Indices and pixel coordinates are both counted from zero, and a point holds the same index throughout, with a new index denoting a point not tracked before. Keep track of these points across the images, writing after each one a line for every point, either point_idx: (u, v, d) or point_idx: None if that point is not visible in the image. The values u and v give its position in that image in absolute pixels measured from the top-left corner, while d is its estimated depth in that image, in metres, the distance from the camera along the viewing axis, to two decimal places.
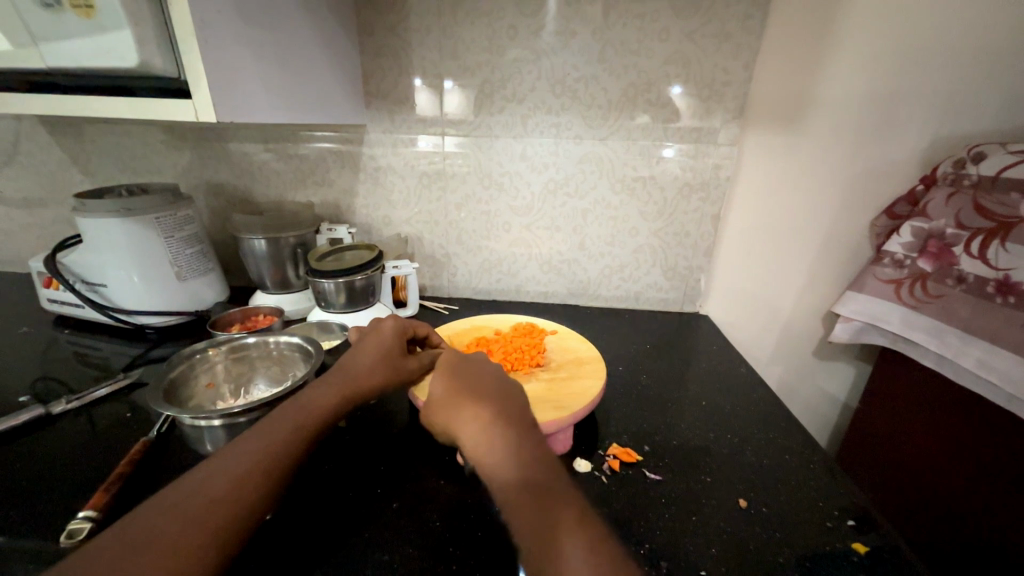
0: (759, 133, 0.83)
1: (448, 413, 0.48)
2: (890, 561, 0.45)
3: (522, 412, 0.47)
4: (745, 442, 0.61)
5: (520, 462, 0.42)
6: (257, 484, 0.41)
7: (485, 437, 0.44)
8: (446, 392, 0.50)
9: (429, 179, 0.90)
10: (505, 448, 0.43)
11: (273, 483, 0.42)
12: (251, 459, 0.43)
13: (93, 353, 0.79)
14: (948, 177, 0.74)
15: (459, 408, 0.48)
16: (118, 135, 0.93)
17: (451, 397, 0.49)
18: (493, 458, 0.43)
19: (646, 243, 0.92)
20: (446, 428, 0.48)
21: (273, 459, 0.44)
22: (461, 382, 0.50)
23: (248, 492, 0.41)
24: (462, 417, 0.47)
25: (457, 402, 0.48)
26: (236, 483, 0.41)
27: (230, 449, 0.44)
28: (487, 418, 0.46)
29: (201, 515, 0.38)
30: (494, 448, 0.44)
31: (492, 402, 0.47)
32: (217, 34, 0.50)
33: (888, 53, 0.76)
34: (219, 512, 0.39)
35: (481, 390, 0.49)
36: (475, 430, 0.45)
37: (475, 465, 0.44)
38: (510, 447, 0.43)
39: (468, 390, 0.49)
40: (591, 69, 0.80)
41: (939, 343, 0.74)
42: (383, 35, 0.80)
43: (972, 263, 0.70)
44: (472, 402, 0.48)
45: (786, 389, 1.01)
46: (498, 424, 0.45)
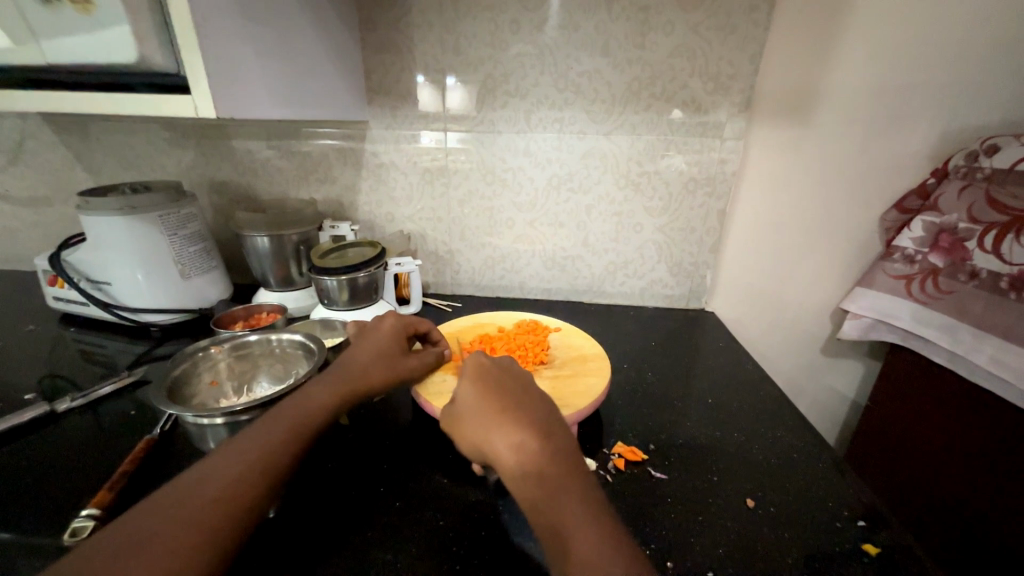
0: (766, 127, 0.82)
1: (481, 425, 0.46)
2: (901, 562, 0.44)
3: (557, 426, 0.45)
4: (753, 440, 0.60)
5: (561, 480, 0.40)
6: (255, 481, 0.41)
7: (522, 454, 0.42)
8: (477, 403, 0.48)
9: (431, 176, 0.89)
10: (544, 465, 0.41)
11: (272, 480, 0.42)
12: (249, 457, 0.43)
13: (98, 351, 0.79)
14: (961, 170, 0.72)
15: (484, 415, 0.46)
16: (122, 133, 0.93)
17: (484, 408, 0.47)
18: (530, 476, 0.41)
19: (651, 239, 0.91)
20: (476, 440, 0.46)
21: (272, 456, 0.44)
22: (495, 392, 0.48)
23: (247, 489, 0.41)
24: (496, 430, 0.44)
25: (490, 415, 0.46)
26: (233, 481, 0.41)
27: (228, 448, 0.44)
28: (524, 431, 0.44)
29: (200, 513, 0.38)
30: (532, 464, 0.42)
31: (527, 415, 0.45)
32: (217, 29, 0.50)
33: (899, 44, 0.74)
34: (216, 509, 0.38)
35: (514, 402, 0.47)
36: (511, 445, 0.43)
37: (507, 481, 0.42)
38: (549, 464, 0.41)
39: (502, 401, 0.47)
40: (595, 63, 0.79)
41: (951, 339, 0.72)
42: (385, 30, 0.79)
43: (985, 258, 0.69)
44: (507, 415, 0.45)
45: (793, 386, 1.00)
46: (536, 439, 0.43)
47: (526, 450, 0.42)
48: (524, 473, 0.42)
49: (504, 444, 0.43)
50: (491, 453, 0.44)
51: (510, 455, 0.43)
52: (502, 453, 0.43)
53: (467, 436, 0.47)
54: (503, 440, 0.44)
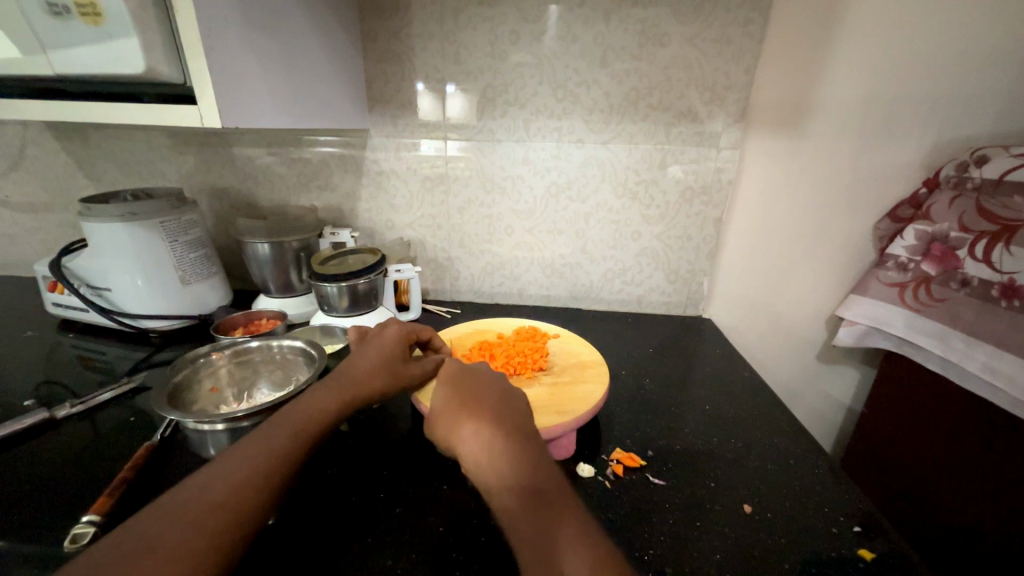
0: (761, 137, 0.83)
1: (447, 421, 0.50)
2: (896, 568, 0.44)
3: (518, 420, 0.48)
4: (750, 447, 0.60)
5: (512, 468, 0.43)
6: (258, 489, 0.41)
7: (479, 445, 0.46)
8: (445, 402, 0.52)
9: (431, 183, 0.90)
10: (497, 455, 0.45)
11: (275, 489, 0.42)
12: (251, 463, 0.43)
13: (97, 358, 0.79)
14: (951, 180, 0.74)
15: (453, 415, 0.50)
16: (124, 140, 0.94)
17: (450, 405, 0.51)
18: (486, 464, 0.44)
19: (649, 246, 0.91)
20: (449, 440, 0.49)
21: (272, 461, 0.44)
22: (461, 391, 0.52)
23: (249, 497, 0.41)
24: (457, 424, 0.49)
25: (459, 415, 0.49)
26: (237, 488, 0.41)
27: (230, 454, 0.44)
28: (482, 424, 0.47)
29: (203, 519, 0.38)
30: (488, 454, 0.45)
31: (487, 411, 0.49)
32: (223, 41, 0.50)
33: (890, 57, 0.76)
34: (219, 516, 0.39)
35: (478, 400, 0.51)
36: (469, 438, 0.47)
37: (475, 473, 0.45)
38: (502, 453, 0.45)
39: (466, 399, 0.51)
40: (593, 73, 0.80)
41: (944, 346, 0.73)
42: (387, 39, 0.81)
43: (976, 266, 0.70)
44: (467, 411, 0.49)
45: (790, 393, 1.00)
46: (493, 431, 0.46)
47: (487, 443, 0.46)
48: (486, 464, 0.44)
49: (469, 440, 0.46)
50: (455, 447, 0.48)
51: (468, 447, 0.46)
52: (463, 446, 0.47)
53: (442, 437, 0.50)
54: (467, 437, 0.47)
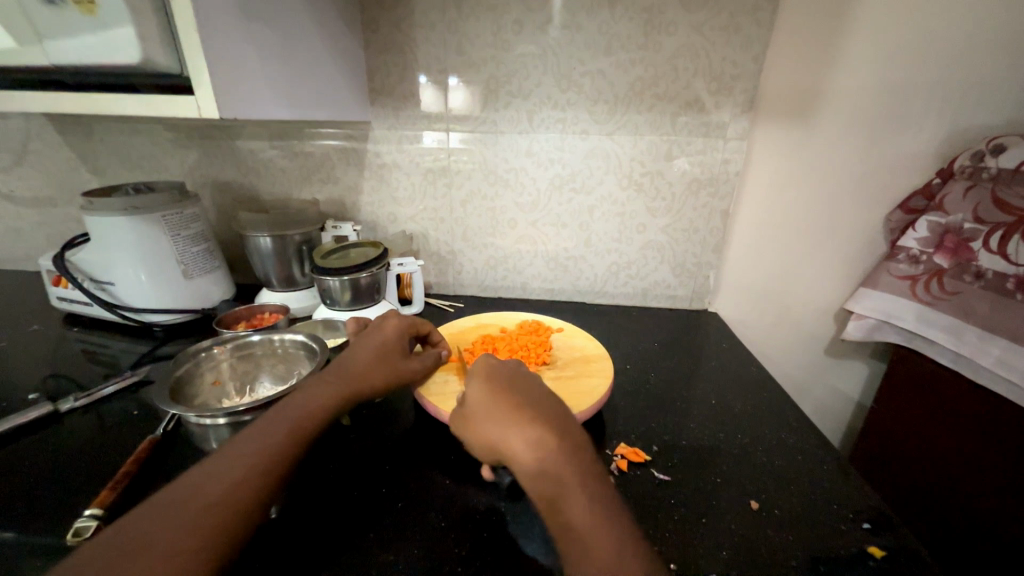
0: (770, 127, 0.82)
1: (496, 423, 0.45)
2: (907, 566, 0.44)
3: (570, 425, 0.45)
4: (757, 442, 0.59)
5: (579, 480, 0.40)
6: (252, 488, 0.41)
7: (540, 452, 0.42)
8: (492, 401, 0.47)
9: (434, 176, 0.89)
10: (562, 464, 0.41)
11: (270, 487, 0.42)
12: (245, 462, 0.42)
13: (101, 351, 0.79)
14: (966, 170, 0.72)
15: (500, 415, 0.46)
16: (126, 134, 0.94)
17: (500, 407, 0.46)
18: (548, 474, 0.41)
19: (654, 239, 0.90)
20: (493, 440, 0.45)
21: (266, 459, 0.43)
22: (505, 390, 0.48)
23: (245, 493, 0.40)
24: (513, 427, 0.44)
25: (506, 414, 0.45)
26: (231, 487, 0.40)
27: (224, 453, 0.44)
28: (543, 430, 0.43)
29: (196, 520, 0.38)
30: (550, 463, 0.41)
31: (543, 415, 0.45)
32: (220, 29, 0.50)
33: (904, 44, 0.74)
34: (213, 517, 0.38)
35: (529, 402, 0.47)
36: (529, 443, 0.42)
37: (525, 478, 0.42)
38: (564, 461, 0.41)
39: (518, 400, 0.47)
40: (598, 63, 0.78)
41: (956, 340, 0.72)
42: (388, 30, 0.79)
43: (991, 258, 0.68)
44: (522, 413, 0.45)
45: (797, 387, 0.99)
46: (552, 436, 0.43)
47: (541, 447, 0.42)
48: (540, 470, 0.41)
49: (522, 442, 0.42)
50: (507, 451, 0.43)
51: (526, 452, 0.42)
52: (519, 451, 0.43)
53: (483, 436, 0.46)
54: (518, 439, 0.43)
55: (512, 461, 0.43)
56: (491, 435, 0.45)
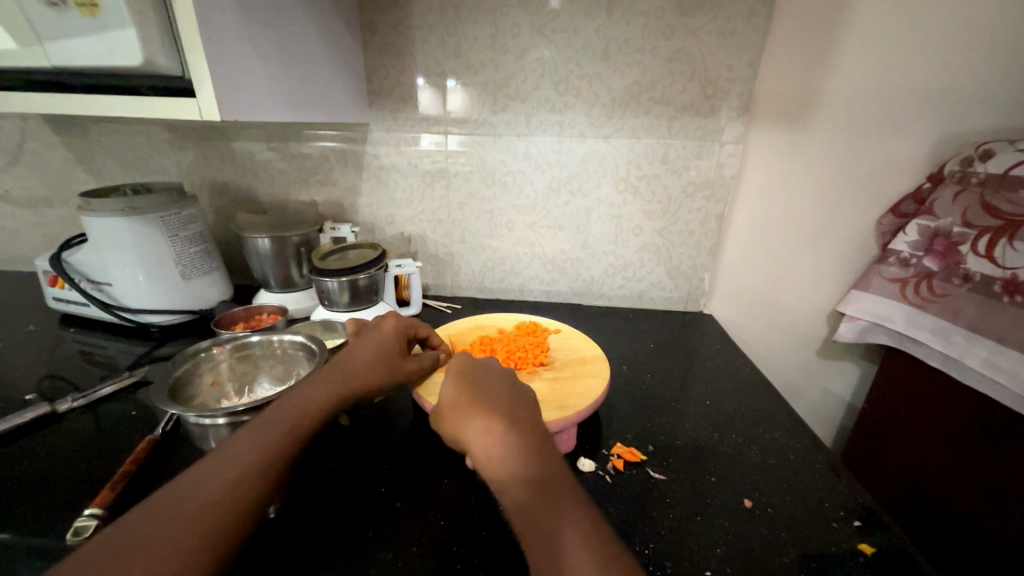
0: (763, 130, 0.83)
1: (457, 414, 0.49)
2: (897, 563, 0.45)
3: (530, 417, 0.48)
4: (750, 442, 0.60)
5: (528, 463, 0.43)
6: (250, 487, 0.41)
7: (494, 438, 0.45)
8: (455, 394, 0.51)
9: (432, 178, 0.90)
10: (514, 450, 0.44)
11: (268, 487, 0.42)
12: (241, 461, 0.43)
13: (98, 352, 0.79)
14: (955, 175, 0.73)
15: (460, 407, 0.49)
16: (124, 135, 0.94)
17: (461, 397, 0.50)
18: (500, 458, 0.43)
19: (650, 241, 0.91)
20: (454, 430, 0.48)
21: (264, 459, 0.44)
22: (471, 384, 0.51)
23: (244, 493, 0.41)
24: (470, 415, 0.47)
25: (467, 406, 0.49)
26: (228, 487, 0.41)
27: (223, 450, 0.44)
28: (498, 419, 0.46)
29: (195, 519, 0.38)
30: (501, 450, 0.44)
31: (502, 407, 0.48)
32: (221, 30, 0.50)
33: (894, 50, 0.75)
34: (211, 516, 0.38)
35: (490, 395, 0.50)
36: (482, 431, 0.46)
37: (481, 464, 0.45)
38: (515, 447, 0.44)
39: (478, 392, 0.50)
40: (595, 68, 0.79)
41: (944, 342, 0.73)
42: (387, 33, 0.80)
43: (978, 262, 0.70)
44: (479, 402, 0.49)
45: (790, 388, 1.00)
46: (505, 426, 0.46)
47: (494, 434, 0.45)
48: (493, 455, 0.44)
49: (476, 430, 0.46)
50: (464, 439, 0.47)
51: (481, 439, 0.45)
52: (475, 438, 0.46)
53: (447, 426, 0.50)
54: (475, 427, 0.46)
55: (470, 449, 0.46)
56: (452, 425, 0.49)
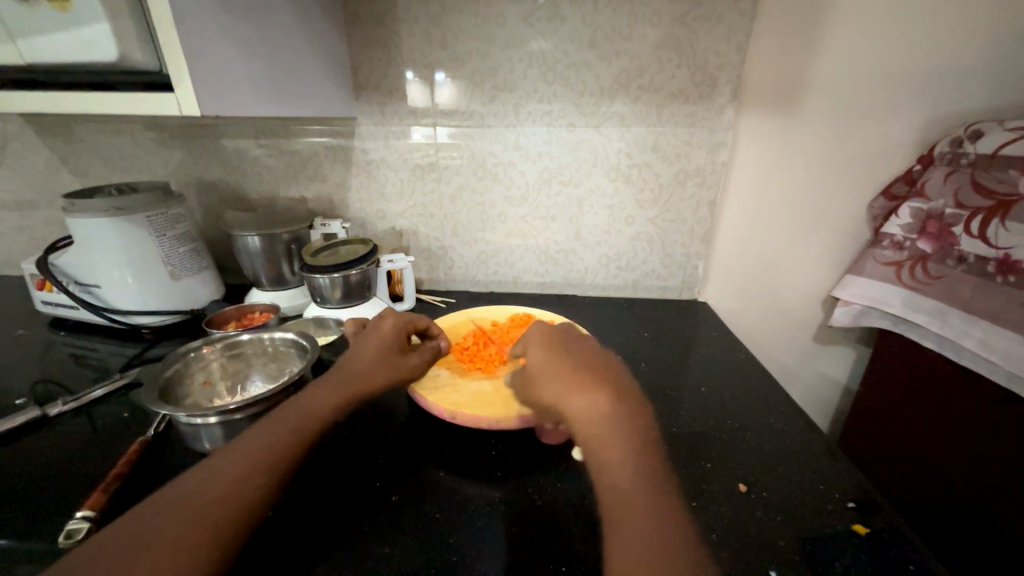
0: (752, 117, 0.84)
1: (557, 387, 0.49)
2: (891, 542, 0.45)
3: (628, 387, 0.49)
4: (745, 428, 0.60)
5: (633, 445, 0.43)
6: (256, 485, 0.42)
7: (600, 415, 0.45)
8: (556, 369, 0.51)
9: (422, 171, 0.89)
10: (619, 431, 0.44)
11: (275, 482, 0.43)
12: (251, 459, 0.43)
13: (89, 355, 0.78)
14: (946, 157, 0.72)
15: (564, 382, 0.49)
16: (108, 135, 0.92)
17: (559, 364, 0.51)
18: (600, 422, 0.45)
19: (643, 230, 0.91)
20: (554, 402, 0.49)
21: (273, 455, 0.44)
22: (570, 360, 0.52)
23: (252, 490, 0.41)
24: (570, 381, 0.49)
25: (571, 381, 0.49)
26: (234, 482, 0.41)
27: (225, 449, 0.44)
28: (605, 398, 0.47)
29: (202, 513, 0.38)
30: (610, 426, 0.45)
31: (608, 384, 0.48)
32: (199, 24, 0.49)
33: (885, 31, 0.75)
34: (217, 512, 0.39)
35: (592, 371, 0.50)
36: (591, 405, 0.46)
37: (585, 434, 0.45)
38: (619, 425, 0.45)
39: (582, 371, 0.50)
40: (583, 55, 0.78)
41: (940, 324, 0.73)
42: (371, 25, 0.79)
43: (972, 243, 0.70)
44: (579, 369, 0.50)
45: (785, 373, 1.01)
46: (610, 402, 0.46)
47: (602, 410, 0.46)
48: (602, 429, 0.45)
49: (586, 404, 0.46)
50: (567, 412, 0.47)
51: (589, 412, 0.46)
52: (580, 411, 0.46)
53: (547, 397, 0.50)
54: (580, 401, 0.47)
55: (572, 422, 0.47)
56: (553, 396, 0.49)
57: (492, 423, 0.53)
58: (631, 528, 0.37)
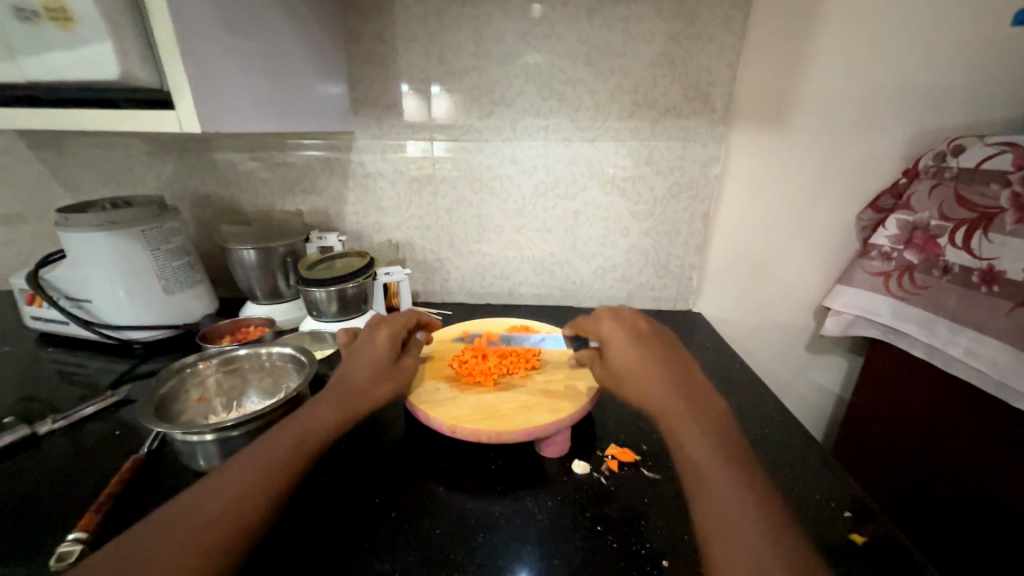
0: (747, 131, 0.83)
1: (634, 370, 0.52)
2: (888, 551, 0.46)
3: (687, 362, 0.53)
4: (742, 438, 0.61)
5: (707, 431, 0.46)
6: (254, 505, 0.41)
7: (674, 399, 0.49)
8: (636, 353, 0.53)
9: (419, 184, 0.90)
10: (691, 416, 0.48)
11: (274, 501, 0.43)
12: (250, 478, 0.43)
13: (79, 371, 0.77)
14: (931, 169, 0.76)
15: (639, 367, 0.52)
16: (103, 148, 0.92)
17: (631, 341, 0.54)
18: (673, 406, 0.49)
19: (638, 242, 0.92)
20: (631, 383, 0.52)
21: (273, 474, 0.44)
22: (650, 349, 0.53)
23: (248, 511, 0.41)
24: (641, 357, 0.52)
25: (647, 367, 0.52)
26: (233, 502, 0.41)
27: (228, 466, 0.44)
28: (675, 387, 0.50)
29: (199, 534, 0.38)
30: (682, 411, 0.48)
31: (681, 374, 0.51)
32: (200, 42, 0.50)
33: (869, 49, 0.77)
34: (216, 533, 0.39)
35: (669, 361, 0.53)
36: (662, 391, 0.50)
37: (657, 411, 0.49)
38: (686, 408, 0.48)
39: (659, 359, 0.52)
40: (578, 72, 0.80)
41: (928, 333, 0.75)
42: (369, 41, 0.80)
43: (956, 254, 0.72)
44: (649, 345, 0.54)
45: (780, 383, 1.02)
46: (680, 391, 0.50)
47: (675, 396, 0.49)
48: (675, 411, 0.48)
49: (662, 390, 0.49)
50: (640, 392, 0.51)
51: (660, 395, 0.50)
52: (657, 396, 0.50)
53: (626, 377, 0.52)
54: (654, 387, 0.50)
55: (644, 402, 0.50)
56: (629, 377, 0.52)
57: (491, 437, 0.52)
58: (712, 497, 0.41)
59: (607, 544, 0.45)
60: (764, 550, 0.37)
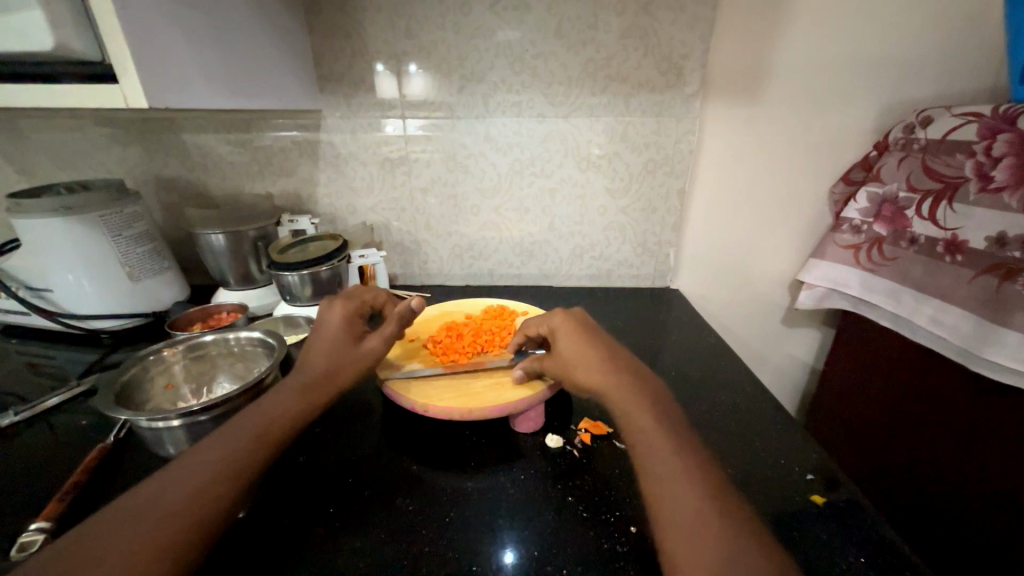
0: (720, 105, 0.83)
1: (578, 360, 0.53)
2: (846, 510, 0.48)
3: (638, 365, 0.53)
4: (714, 408, 0.62)
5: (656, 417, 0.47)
6: (218, 492, 0.41)
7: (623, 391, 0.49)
8: (581, 348, 0.54)
9: (392, 165, 0.88)
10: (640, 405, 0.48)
11: (238, 494, 0.42)
12: (212, 467, 0.42)
13: (45, 363, 0.75)
14: (900, 142, 0.76)
15: (583, 357, 0.53)
16: (56, 131, 0.88)
17: (575, 337, 0.55)
18: (624, 395, 0.49)
19: (615, 220, 0.92)
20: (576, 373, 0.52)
21: (235, 467, 0.43)
22: (596, 344, 0.54)
23: (209, 500, 0.40)
24: (589, 355, 0.53)
25: (593, 359, 0.52)
26: (193, 496, 0.40)
27: (188, 460, 0.43)
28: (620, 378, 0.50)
29: (153, 529, 0.37)
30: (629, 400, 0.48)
31: (629, 369, 0.52)
32: (142, 12, 0.47)
33: (841, 20, 0.77)
34: (176, 524, 0.38)
35: (616, 358, 0.53)
36: (609, 381, 0.50)
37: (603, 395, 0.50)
38: (630, 397, 0.49)
39: (602, 353, 0.53)
40: (549, 45, 0.78)
41: (895, 304, 0.77)
42: (332, 14, 0.77)
43: (923, 224, 0.73)
44: (597, 343, 0.54)
45: (755, 356, 1.04)
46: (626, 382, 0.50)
47: (623, 387, 0.50)
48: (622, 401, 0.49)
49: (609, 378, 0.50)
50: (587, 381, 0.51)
51: (606, 383, 0.50)
52: (604, 385, 0.50)
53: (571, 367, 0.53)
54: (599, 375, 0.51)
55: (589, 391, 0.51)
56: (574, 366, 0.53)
57: (464, 415, 0.53)
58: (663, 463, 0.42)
59: (578, 513, 0.46)
60: (720, 513, 0.38)
